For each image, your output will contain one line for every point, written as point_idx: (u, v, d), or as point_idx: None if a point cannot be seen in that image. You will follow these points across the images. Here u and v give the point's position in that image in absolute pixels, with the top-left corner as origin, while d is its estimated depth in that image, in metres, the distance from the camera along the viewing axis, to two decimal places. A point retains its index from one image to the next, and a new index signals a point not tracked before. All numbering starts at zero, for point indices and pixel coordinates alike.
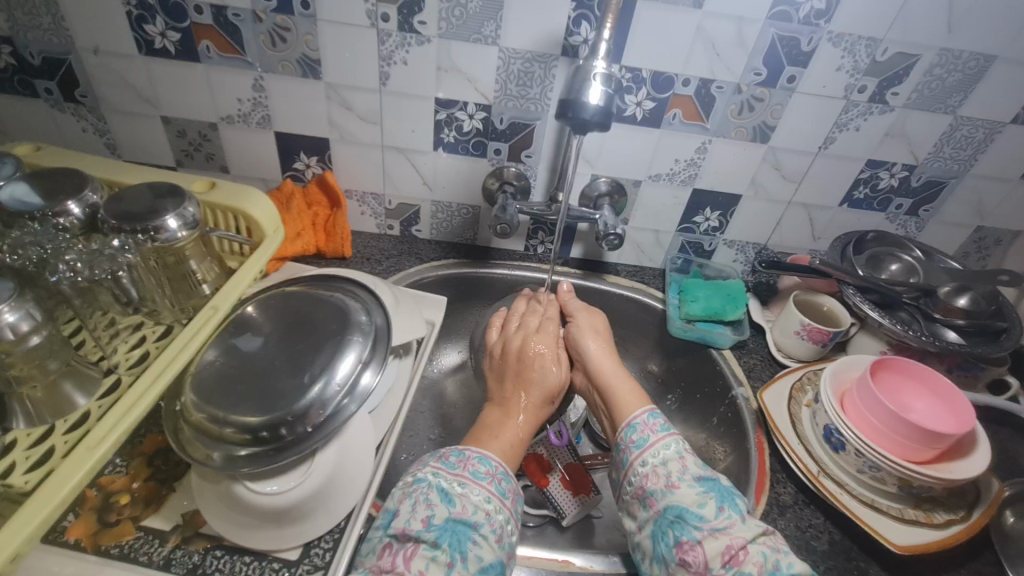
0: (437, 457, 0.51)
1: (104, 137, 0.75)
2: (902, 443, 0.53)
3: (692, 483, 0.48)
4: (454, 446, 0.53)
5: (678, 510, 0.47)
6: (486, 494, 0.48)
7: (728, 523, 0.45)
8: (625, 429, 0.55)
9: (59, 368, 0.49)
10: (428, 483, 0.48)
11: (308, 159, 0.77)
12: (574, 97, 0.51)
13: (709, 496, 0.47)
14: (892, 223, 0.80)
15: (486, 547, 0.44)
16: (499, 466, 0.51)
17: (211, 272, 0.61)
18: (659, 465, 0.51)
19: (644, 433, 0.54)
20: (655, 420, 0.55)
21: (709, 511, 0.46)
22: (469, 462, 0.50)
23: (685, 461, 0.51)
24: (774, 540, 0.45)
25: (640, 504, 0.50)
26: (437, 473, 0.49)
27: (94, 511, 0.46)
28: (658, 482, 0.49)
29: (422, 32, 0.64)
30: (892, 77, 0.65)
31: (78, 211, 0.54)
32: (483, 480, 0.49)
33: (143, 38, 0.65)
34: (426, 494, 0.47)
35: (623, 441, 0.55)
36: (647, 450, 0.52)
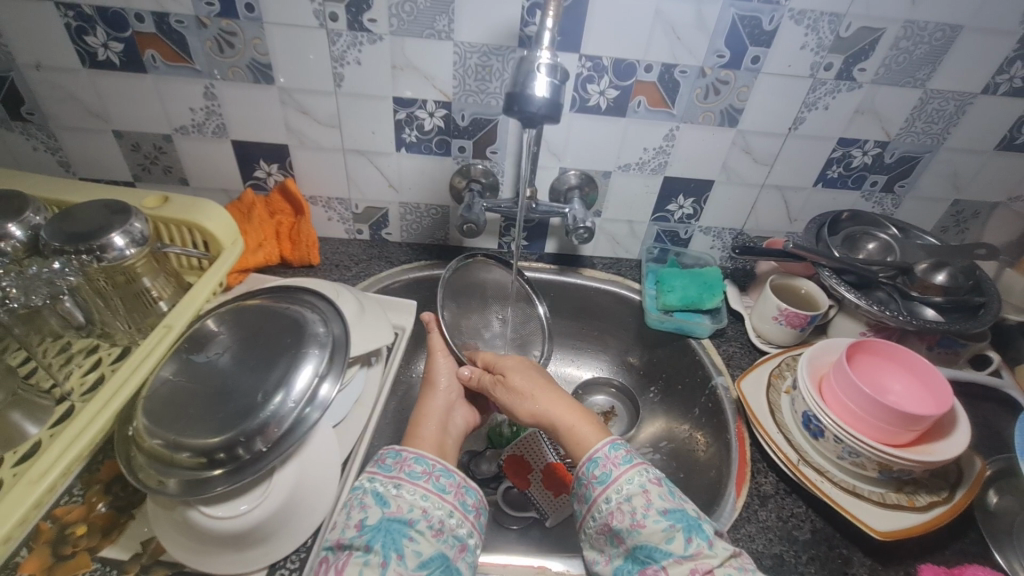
0: (374, 462, 0.50)
1: (56, 154, 0.73)
2: (882, 428, 0.52)
3: (658, 518, 0.46)
4: (391, 447, 0.51)
5: (647, 551, 0.45)
6: (422, 493, 0.47)
7: (695, 555, 0.44)
8: (585, 464, 0.50)
9: (6, 399, 0.48)
10: (363, 489, 0.47)
11: (269, 166, 0.75)
12: (520, 90, 0.49)
13: (676, 528, 0.45)
14: (868, 201, 0.79)
15: (424, 542, 0.44)
16: (434, 463, 0.49)
17: (167, 288, 0.60)
18: (623, 502, 0.47)
19: (606, 468, 0.49)
20: (618, 451, 0.50)
21: (677, 545, 0.45)
22: (405, 463, 0.49)
23: (650, 493, 0.47)
24: (741, 561, 0.45)
25: (609, 542, 0.48)
26: (371, 479, 0.48)
27: (49, 544, 0.44)
28: (623, 521, 0.47)
29: (373, 31, 0.62)
30: (858, 53, 0.64)
31: (20, 234, 0.52)
32: (419, 479, 0.48)
33: (85, 51, 0.63)
34: (359, 499, 0.46)
35: (583, 475, 0.50)
36: (611, 487, 0.48)
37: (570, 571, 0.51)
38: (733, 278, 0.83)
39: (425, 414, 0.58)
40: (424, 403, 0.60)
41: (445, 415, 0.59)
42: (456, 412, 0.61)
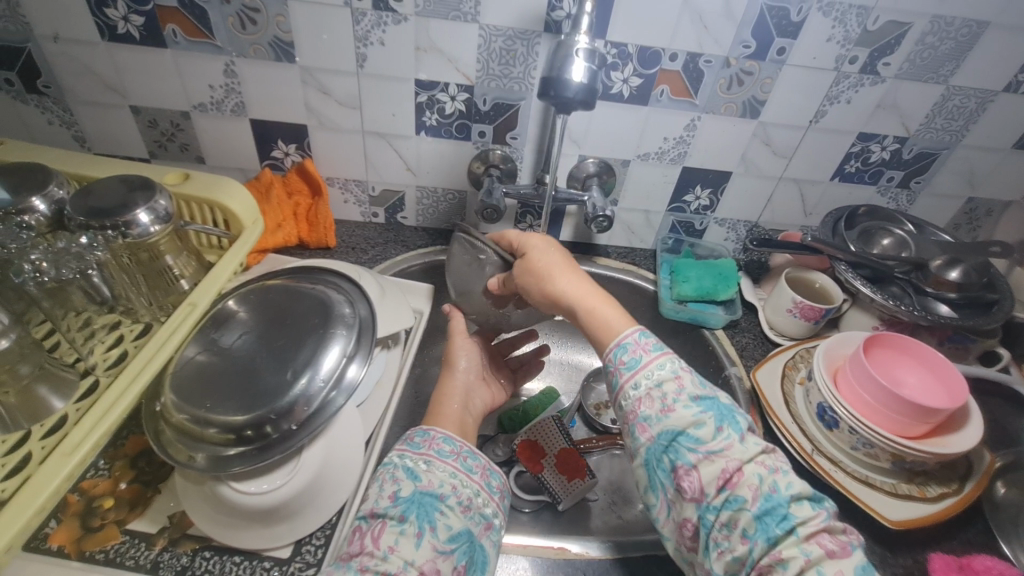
0: (402, 440, 0.49)
1: (72, 128, 0.72)
2: (898, 419, 0.53)
3: (689, 404, 0.42)
4: (418, 426, 0.51)
5: (671, 436, 0.42)
6: (452, 470, 0.46)
7: (724, 445, 0.41)
8: (612, 350, 0.46)
9: (32, 372, 0.48)
10: (393, 465, 0.46)
11: (286, 146, 0.74)
12: (556, 74, 0.49)
13: (707, 416, 0.42)
14: (883, 196, 0.79)
15: (454, 516, 0.43)
16: (462, 444, 0.49)
17: (189, 266, 0.59)
18: (653, 388, 0.44)
19: (636, 354, 0.45)
20: (648, 338, 0.46)
21: (706, 432, 0.41)
22: (433, 441, 0.48)
23: (682, 379, 0.44)
24: (774, 459, 0.41)
25: (630, 432, 0.45)
26: (402, 457, 0.47)
27: (77, 516, 0.45)
28: (652, 407, 0.43)
29: (398, 11, 0.61)
30: (883, 47, 0.64)
31: (44, 208, 0.52)
32: (448, 458, 0.47)
33: (105, 23, 0.62)
34: (391, 473, 0.46)
35: (610, 362, 0.46)
36: (640, 373, 0.45)
37: (589, 553, 0.52)
38: (748, 271, 0.83)
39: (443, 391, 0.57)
40: (446, 382, 0.59)
41: (462, 399, 0.57)
42: (474, 393, 0.60)
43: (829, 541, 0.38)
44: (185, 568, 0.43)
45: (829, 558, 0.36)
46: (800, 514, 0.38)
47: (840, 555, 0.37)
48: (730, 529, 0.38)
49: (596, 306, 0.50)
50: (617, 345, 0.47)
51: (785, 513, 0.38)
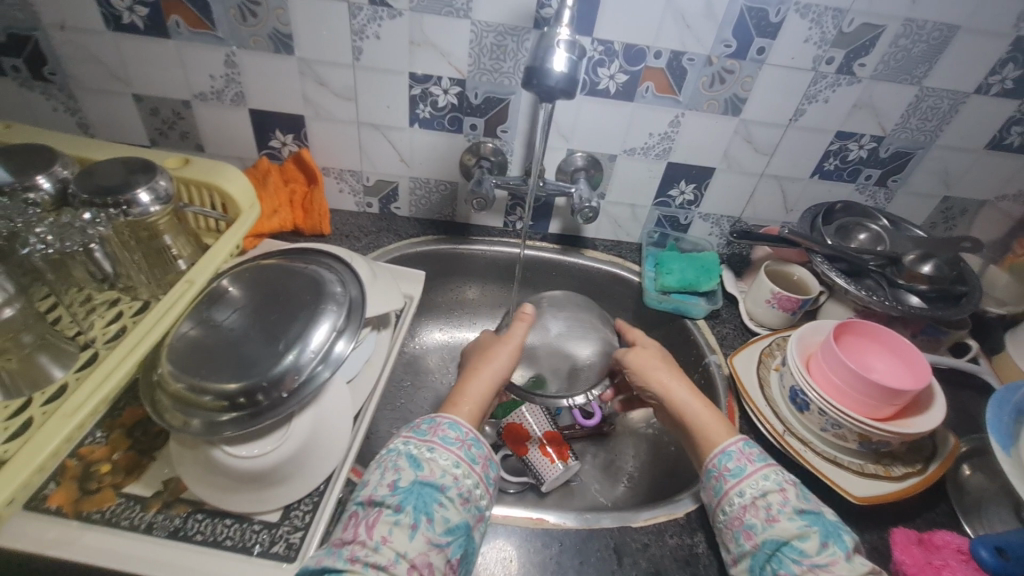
0: (408, 427, 0.50)
1: (76, 115, 0.74)
2: (864, 401, 0.55)
3: (794, 516, 0.43)
4: (426, 414, 0.52)
5: (775, 545, 0.42)
6: (454, 460, 0.47)
7: (830, 561, 0.40)
8: (718, 455, 0.49)
9: (34, 342, 0.50)
10: (397, 452, 0.47)
11: (284, 136, 0.77)
12: (540, 64, 0.51)
13: (812, 530, 0.42)
14: (862, 194, 0.82)
15: (452, 509, 0.44)
16: (468, 431, 0.50)
17: (187, 248, 0.62)
18: (757, 496, 0.45)
19: (740, 462, 0.48)
20: (752, 449, 0.49)
21: (811, 545, 0.42)
22: (439, 428, 0.49)
23: (787, 492, 0.45)
24: None
25: (735, 537, 0.45)
26: (406, 442, 0.48)
27: (75, 480, 0.47)
28: (757, 515, 0.44)
29: (393, 6, 0.64)
30: (859, 49, 0.67)
31: (49, 186, 0.54)
32: (452, 445, 0.48)
33: (110, 13, 0.65)
34: (393, 462, 0.46)
35: (714, 468, 0.49)
36: (745, 480, 0.47)
37: (566, 524, 0.53)
38: (730, 263, 0.86)
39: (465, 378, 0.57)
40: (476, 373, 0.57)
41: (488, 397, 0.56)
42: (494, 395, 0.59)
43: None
44: (178, 530, 0.45)
45: None
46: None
47: None
48: None
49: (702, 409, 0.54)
50: (726, 444, 0.50)
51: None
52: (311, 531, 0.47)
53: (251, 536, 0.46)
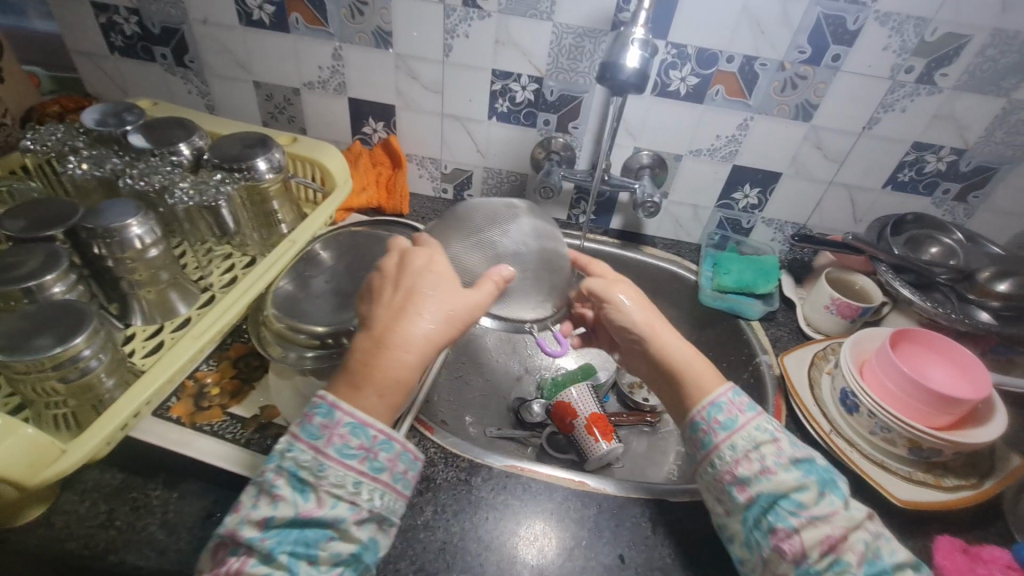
0: (298, 420, 0.39)
1: (205, 98, 0.86)
2: (918, 407, 0.55)
3: (790, 467, 0.43)
4: (320, 395, 0.40)
5: (771, 498, 0.42)
6: (352, 478, 0.37)
7: (829, 511, 0.41)
8: (706, 407, 0.46)
9: (169, 279, 0.58)
10: (276, 468, 0.38)
11: (375, 124, 0.85)
12: (614, 60, 0.56)
13: (810, 480, 0.42)
14: (938, 208, 0.80)
15: (346, 541, 0.37)
16: (377, 435, 0.39)
17: (289, 214, 0.70)
18: (751, 450, 0.44)
19: (732, 414, 0.45)
20: (742, 398, 0.47)
21: (809, 497, 0.42)
22: (336, 432, 0.38)
23: (780, 443, 0.44)
24: (876, 527, 0.42)
25: (726, 491, 0.44)
26: (293, 447, 0.38)
27: (192, 397, 0.56)
28: (751, 467, 0.43)
29: (484, 7, 0.70)
30: (941, 58, 0.66)
31: (187, 152, 0.64)
32: (351, 460, 0.38)
33: (244, 11, 0.75)
34: (272, 482, 0.37)
35: (701, 420, 0.46)
36: (738, 433, 0.44)
37: (606, 490, 0.56)
38: (790, 269, 0.86)
39: (391, 348, 0.39)
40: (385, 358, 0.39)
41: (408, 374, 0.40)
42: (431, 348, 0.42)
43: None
44: (270, 447, 0.53)
45: None
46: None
47: None
48: None
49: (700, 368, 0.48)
50: (715, 392, 0.47)
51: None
52: None
53: None
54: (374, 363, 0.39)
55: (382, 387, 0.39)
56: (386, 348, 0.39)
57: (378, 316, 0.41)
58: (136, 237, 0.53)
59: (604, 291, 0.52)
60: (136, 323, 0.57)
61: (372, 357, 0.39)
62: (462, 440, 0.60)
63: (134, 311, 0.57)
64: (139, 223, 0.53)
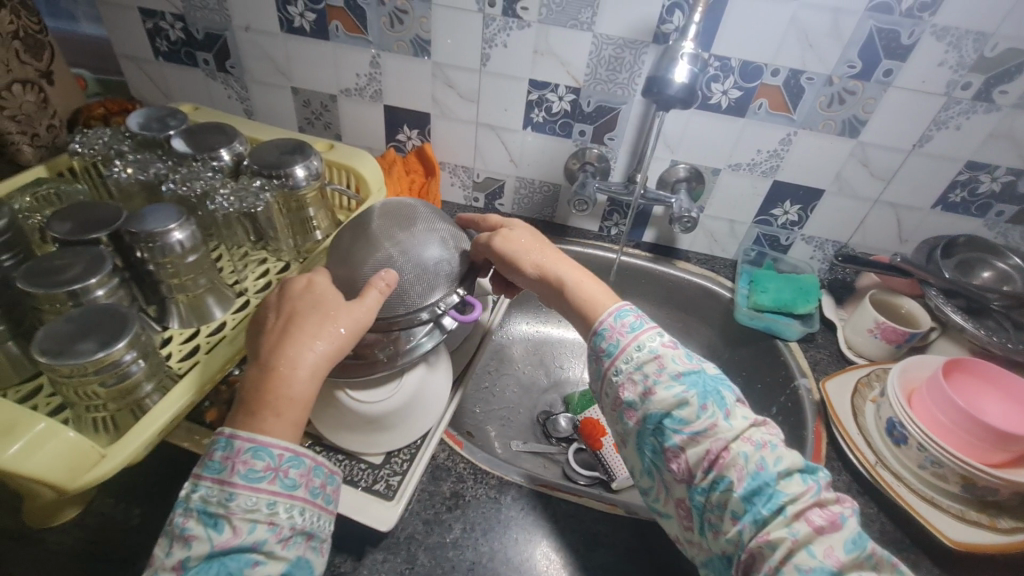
0: (200, 462, 0.38)
1: (244, 103, 0.88)
2: (971, 443, 0.53)
3: (670, 384, 0.43)
4: (220, 431, 0.39)
5: (657, 418, 0.43)
6: (265, 500, 0.37)
7: (707, 424, 0.41)
8: (592, 337, 0.48)
9: (206, 284, 0.59)
10: (185, 511, 0.37)
11: (410, 131, 0.85)
12: (661, 74, 0.55)
13: (690, 395, 0.43)
14: (990, 230, 0.77)
15: (273, 561, 0.36)
16: (282, 452, 0.38)
17: (324, 221, 0.70)
18: (633, 371, 0.45)
19: (613, 339, 0.47)
20: (624, 320, 0.48)
21: (689, 412, 0.42)
22: (238, 460, 0.37)
23: (661, 360, 0.45)
24: (761, 433, 0.42)
25: (620, 417, 0.46)
26: (198, 486, 0.38)
27: (226, 403, 0.56)
28: (636, 391, 0.45)
29: (524, 18, 0.70)
30: (1001, 75, 0.63)
31: (228, 158, 0.65)
32: (260, 482, 0.37)
33: (285, 18, 0.76)
34: (181, 526, 0.36)
35: (593, 351, 0.48)
36: (620, 357, 0.46)
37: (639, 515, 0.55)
38: (830, 288, 0.83)
39: (279, 367, 0.41)
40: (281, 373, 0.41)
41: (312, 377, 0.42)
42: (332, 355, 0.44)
43: (820, 517, 0.38)
44: None
45: (819, 534, 0.37)
46: (789, 490, 0.39)
47: (830, 531, 0.37)
48: (721, 509, 0.40)
49: (583, 281, 0.52)
50: (599, 320, 0.49)
51: (772, 491, 0.38)
52: (407, 477, 0.53)
53: (358, 472, 0.53)
54: (267, 384, 0.41)
55: (279, 405, 0.40)
56: (272, 369, 0.41)
57: (263, 344, 0.44)
58: (176, 242, 0.54)
59: (499, 249, 0.55)
60: (174, 326, 0.58)
61: (262, 381, 0.41)
62: (491, 456, 0.59)
63: (172, 315, 0.57)
64: (180, 228, 0.54)
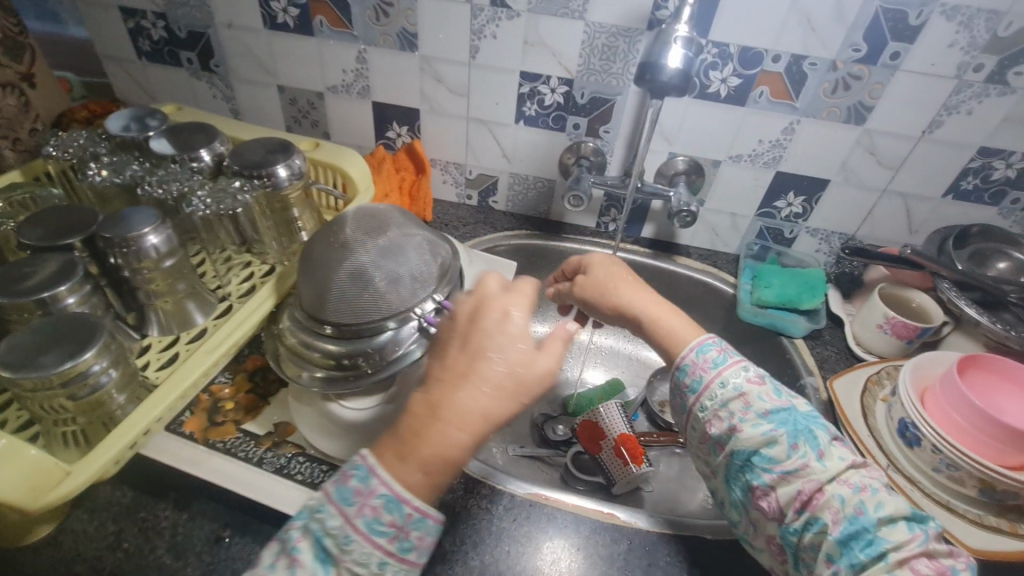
0: (335, 478, 0.36)
1: (230, 102, 0.85)
2: (988, 444, 0.50)
3: (757, 422, 0.43)
4: (359, 454, 0.36)
5: (746, 455, 0.43)
6: (376, 557, 0.34)
7: (799, 465, 0.41)
8: (675, 372, 0.48)
9: (186, 289, 0.56)
10: (299, 531, 0.35)
11: (399, 128, 0.83)
12: (654, 60, 0.52)
13: (780, 433, 0.42)
14: (1004, 219, 0.73)
15: None
16: (411, 513, 0.35)
17: (310, 221, 0.68)
18: (719, 409, 0.45)
19: (696, 375, 0.46)
20: (707, 355, 0.47)
21: (780, 451, 0.41)
22: (368, 503, 0.34)
23: (748, 397, 0.44)
24: (860, 475, 0.40)
25: (709, 451, 0.46)
26: (323, 508, 0.35)
27: (206, 412, 0.54)
28: (721, 427, 0.44)
29: (512, 7, 0.67)
30: (1016, 55, 0.60)
31: (208, 158, 0.62)
32: (381, 537, 0.34)
33: (268, 14, 0.74)
34: (293, 543, 0.34)
35: (675, 386, 0.48)
36: (703, 393, 0.45)
37: (637, 524, 0.52)
38: (836, 283, 0.80)
39: (446, 421, 0.36)
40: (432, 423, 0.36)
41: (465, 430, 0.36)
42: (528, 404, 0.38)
43: (926, 566, 0.37)
44: (283, 467, 0.51)
45: None
46: (892, 538, 0.37)
47: None
48: (816, 550, 0.39)
49: (661, 314, 0.50)
50: (681, 355, 0.48)
51: (872, 537, 0.37)
52: None
53: None
54: (423, 432, 0.36)
55: (427, 463, 0.35)
56: (437, 419, 0.36)
57: (434, 370, 0.38)
58: (152, 246, 0.52)
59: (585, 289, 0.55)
60: (153, 334, 0.56)
61: (422, 428, 0.36)
62: (483, 464, 0.57)
63: (151, 322, 0.55)
64: (155, 232, 0.52)
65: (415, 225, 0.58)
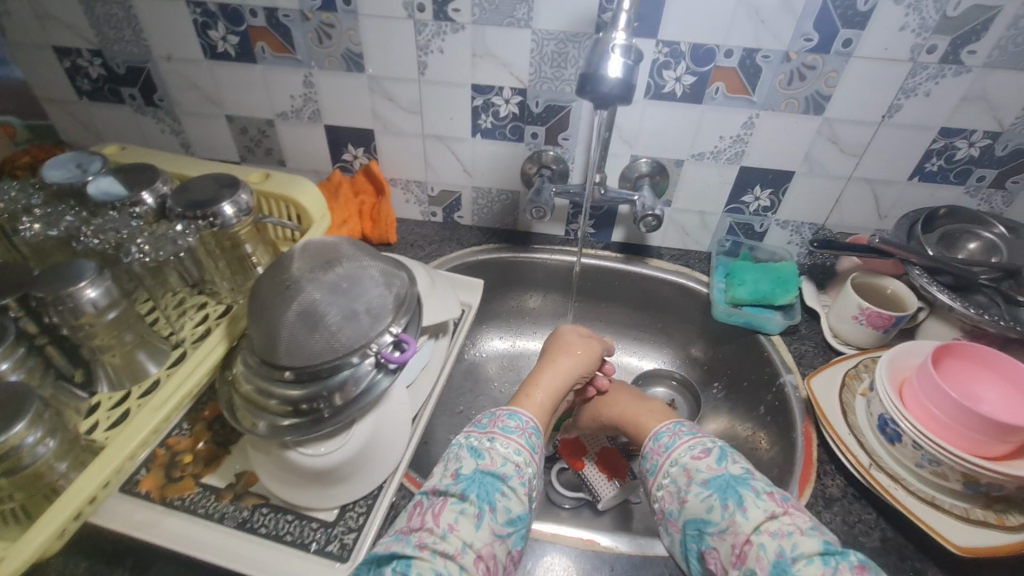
0: (470, 422, 0.54)
1: (179, 136, 0.83)
2: (971, 438, 0.48)
3: (698, 490, 0.47)
4: (485, 412, 0.55)
5: (694, 525, 0.46)
6: (513, 448, 0.50)
7: (729, 523, 0.44)
8: (640, 459, 0.54)
9: (134, 340, 0.54)
10: (459, 445, 0.51)
11: (355, 150, 0.81)
12: (594, 70, 0.51)
13: (714, 498, 0.45)
14: (972, 198, 0.72)
15: (514, 500, 0.46)
16: (528, 421, 0.54)
17: (264, 255, 0.66)
18: (669, 485, 0.49)
19: (653, 460, 0.53)
20: (663, 440, 0.54)
21: (716, 513, 0.45)
22: (499, 420, 0.53)
23: (690, 471, 0.49)
24: (783, 523, 0.42)
25: (665, 529, 0.49)
26: (467, 437, 0.51)
27: (163, 467, 0.51)
28: (673, 502, 0.48)
29: (456, 20, 0.65)
30: (968, 34, 0.59)
31: (151, 201, 0.60)
32: (513, 433, 0.51)
33: (207, 44, 0.71)
34: (456, 453, 0.49)
35: (642, 471, 0.54)
36: (659, 473, 0.51)
37: (619, 548, 0.51)
38: (812, 275, 0.79)
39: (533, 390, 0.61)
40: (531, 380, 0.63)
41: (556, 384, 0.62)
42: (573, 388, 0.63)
43: None
44: (246, 521, 0.49)
45: None
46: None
47: None
48: None
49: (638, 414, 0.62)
50: (645, 443, 0.56)
51: None
52: (363, 534, 0.48)
53: (310, 533, 0.48)
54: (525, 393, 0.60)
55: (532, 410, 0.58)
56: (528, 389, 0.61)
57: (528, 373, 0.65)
58: (90, 301, 0.49)
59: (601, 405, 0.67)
60: (102, 391, 0.53)
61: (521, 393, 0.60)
62: None
63: (99, 378, 0.53)
64: (93, 286, 0.49)
65: (368, 255, 0.56)
